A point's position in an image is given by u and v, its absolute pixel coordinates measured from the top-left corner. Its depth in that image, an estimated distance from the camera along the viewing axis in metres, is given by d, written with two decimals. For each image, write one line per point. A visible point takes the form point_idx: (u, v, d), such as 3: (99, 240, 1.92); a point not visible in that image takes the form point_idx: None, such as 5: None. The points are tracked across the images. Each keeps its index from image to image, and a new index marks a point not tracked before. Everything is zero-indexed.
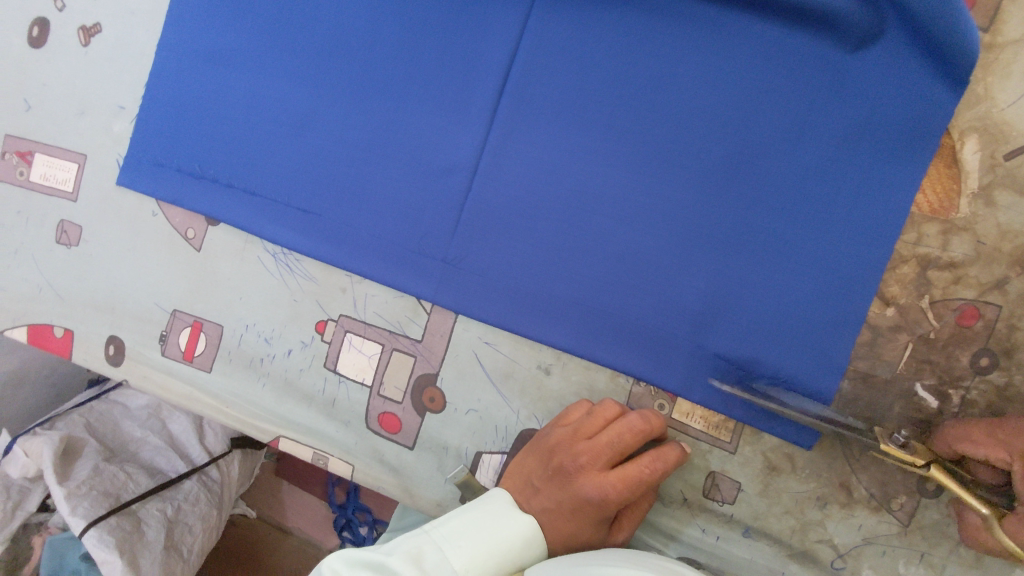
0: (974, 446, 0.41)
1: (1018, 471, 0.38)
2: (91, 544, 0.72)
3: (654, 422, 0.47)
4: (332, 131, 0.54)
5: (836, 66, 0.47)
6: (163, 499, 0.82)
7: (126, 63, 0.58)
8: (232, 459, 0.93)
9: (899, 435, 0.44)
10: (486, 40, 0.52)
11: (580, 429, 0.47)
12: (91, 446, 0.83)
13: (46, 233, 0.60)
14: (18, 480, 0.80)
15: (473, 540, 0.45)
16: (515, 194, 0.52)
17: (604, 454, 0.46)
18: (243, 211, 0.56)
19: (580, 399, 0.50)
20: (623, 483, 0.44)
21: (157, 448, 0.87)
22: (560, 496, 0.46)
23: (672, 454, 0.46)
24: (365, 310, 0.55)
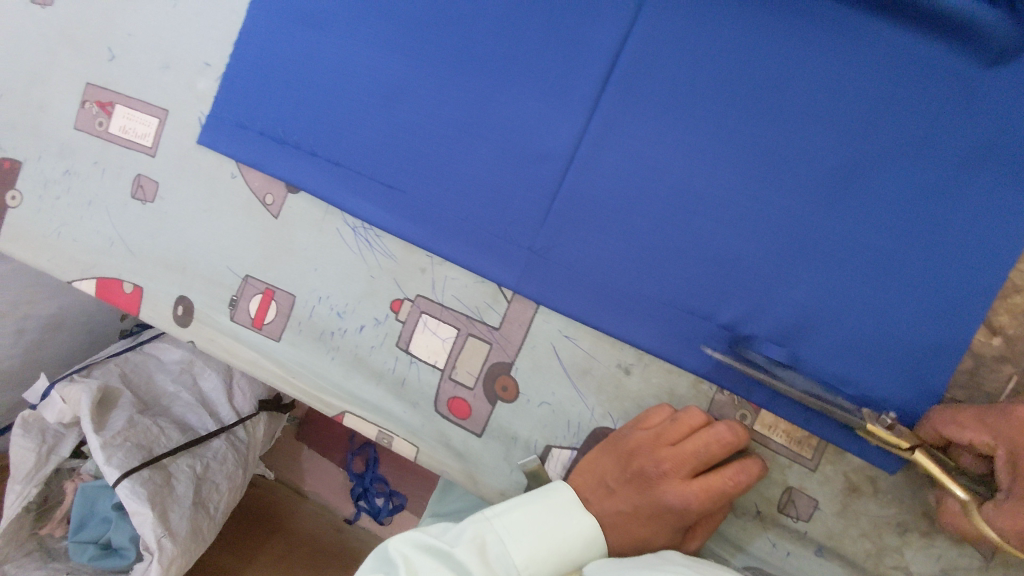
0: (961, 430, 0.41)
1: (1003, 458, 0.39)
2: (123, 494, 0.72)
3: (741, 435, 0.46)
4: (425, 106, 0.53)
5: (967, 81, 0.45)
6: (193, 455, 0.82)
7: (216, 20, 0.57)
8: (259, 420, 0.93)
9: (886, 417, 0.45)
10: (595, 23, 0.50)
11: (663, 434, 0.46)
12: (125, 398, 0.82)
13: (122, 187, 0.59)
14: (54, 425, 0.79)
15: (538, 536, 0.44)
16: (611, 187, 0.50)
17: (688, 462, 0.45)
18: (326, 181, 0.55)
19: (662, 405, 0.49)
20: (706, 493, 0.44)
21: (188, 404, 0.87)
22: (636, 499, 0.46)
23: (755, 468, 0.46)
24: (443, 292, 0.54)
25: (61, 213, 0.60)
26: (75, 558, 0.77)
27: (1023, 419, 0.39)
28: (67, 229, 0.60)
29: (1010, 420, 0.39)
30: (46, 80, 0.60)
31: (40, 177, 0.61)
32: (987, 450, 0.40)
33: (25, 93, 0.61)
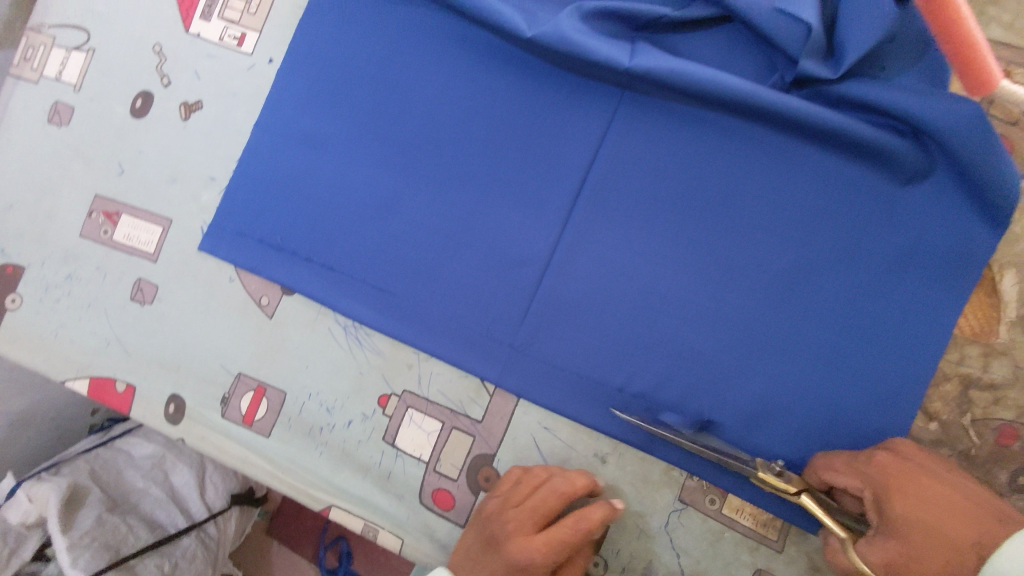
0: (837, 474, 0.46)
1: (869, 499, 0.44)
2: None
3: (578, 485, 0.50)
4: (413, 217, 0.58)
5: (887, 198, 0.52)
6: (161, 555, 0.80)
7: (222, 140, 0.63)
8: (230, 515, 0.91)
9: (776, 465, 0.48)
10: (566, 146, 0.57)
11: (509, 498, 0.49)
12: (94, 495, 0.80)
13: (122, 290, 0.62)
14: (16, 527, 0.76)
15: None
16: (584, 289, 0.55)
17: (530, 518, 0.48)
18: (319, 284, 0.59)
19: (512, 467, 0.52)
20: (548, 545, 0.46)
21: (158, 501, 0.85)
22: (492, 565, 0.47)
23: (598, 514, 0.48)
24: (429, 388, 0.57)
25: (60, 315, 0.63)
26: None
27: (884, 464, 0.45)
28: (65, 330, 0.63)
29: (875, 465, 0.45)
30: (58, 192, 0.65)
31: (42, 281, 0.64)
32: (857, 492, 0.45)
33: (36, 204, 0.65)
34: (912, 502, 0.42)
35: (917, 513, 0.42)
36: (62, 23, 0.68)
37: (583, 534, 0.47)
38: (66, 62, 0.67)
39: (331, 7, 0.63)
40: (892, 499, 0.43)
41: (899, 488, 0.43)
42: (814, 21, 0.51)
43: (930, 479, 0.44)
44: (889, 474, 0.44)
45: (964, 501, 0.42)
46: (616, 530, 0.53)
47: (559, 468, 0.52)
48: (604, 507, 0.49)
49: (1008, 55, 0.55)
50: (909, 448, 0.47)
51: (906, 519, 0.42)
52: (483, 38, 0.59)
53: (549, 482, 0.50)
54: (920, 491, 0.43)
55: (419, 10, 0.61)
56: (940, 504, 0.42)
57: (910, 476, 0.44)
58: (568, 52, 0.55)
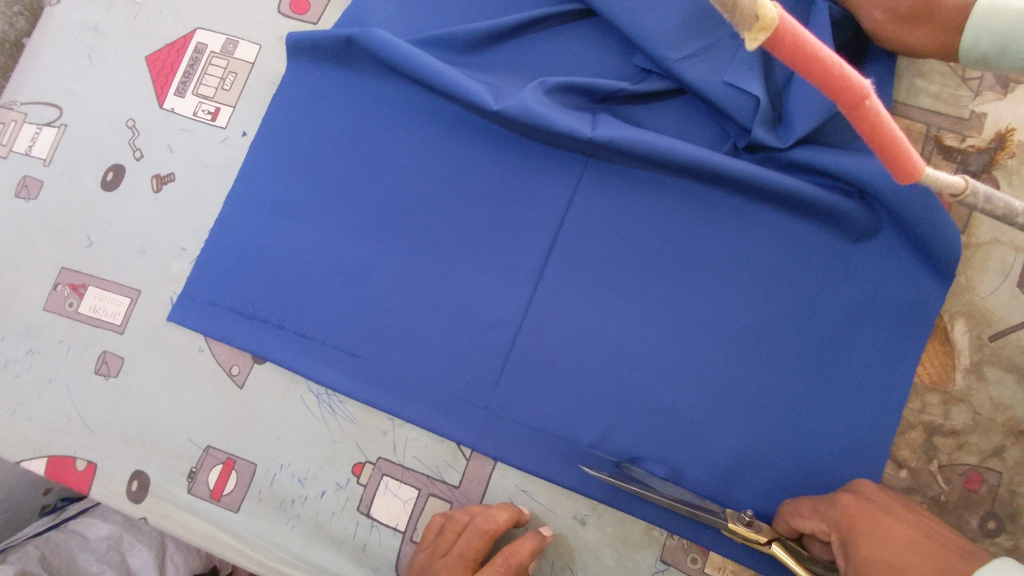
0: (804, 519, 0.47)
1: (836, 542, 0.44)
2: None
3: (499, 521, 0.51)
4: (387, 283, 0.59)
5: (841, 254, 0.55)
6: None
7: (194, 210, 0.63)
8: None
9: (746, 514, 0.48)
10: (535, 211, 0.59)
11: (435, 548, 0.51)
12: None
13: (86, 363, 0.61)
14: None
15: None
16: (556, 348, 0.56)
17: (458, 565, 0.50)
18: (292, 352, 0.58)
19: (435, 513, 0.54)
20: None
21: None
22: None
23: (526, 545, 0.50)
24: (404, 454, 0.57)
25: (18, 391, 0.61)
26: None
27: (848, 506, 0.45)
28: (23, 407, 0.61)
29: (838, 508, 0.45)
30: (23, 266, 0.64)
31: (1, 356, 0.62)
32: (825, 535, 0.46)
33: None
34: (876, 544, 0.42)
35: (880, 554, 0.41)
36: (35, 100, 0.69)
37: (513, 569, 0.49)
38: (37, 138, 0.68)
39: (305, 83, 0.65)
40: (855, 541, 0.43)
41: (862, 530, 0.43)
42: (760, 92, 0.55)
43: (891, 519, 0.44)
44: (851, 516, 0.44)
45: (925, 540, 0.42)
46: None
47: (483, 503, 0.54)
48: (530, 537, 0.51)
49: (939, 121, 0.59)
50: (871, 488, 0.47)
51: (871, 561, 0.41)
52: (451, 110, 0.62)
53: (471, 522, 0.52)
54: (882, 532, 0.43)
55: (389, 85, 0.63)
56: (902, 544, 0.42)
57: (872, 517, 0.44)
58: (534, 123, 0.57)
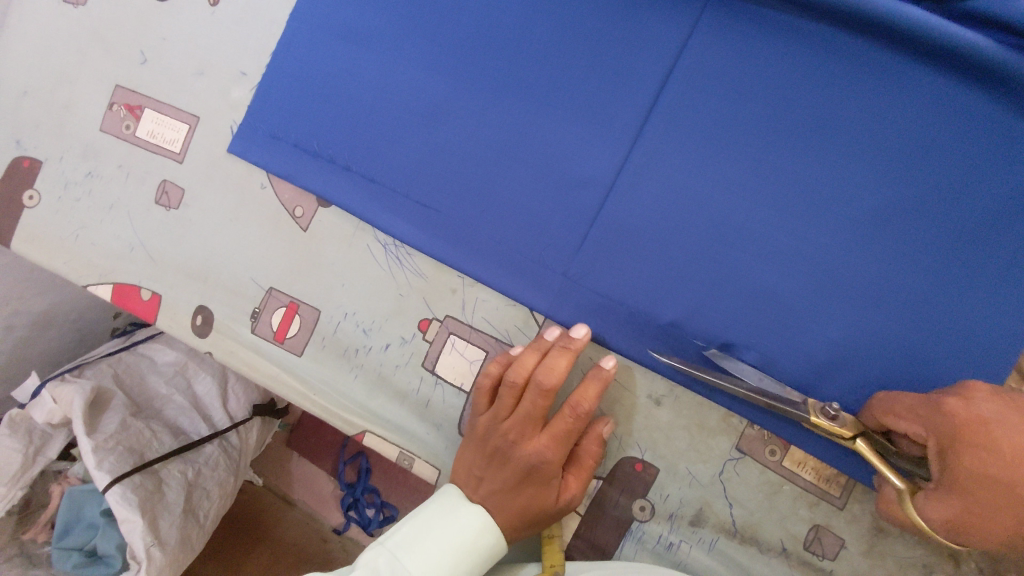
0: (898, 421, 0.42)
1: (933, 449, 0.39)
2: (114, 500, 0.75)
3: (559, 373, 0.47)
4: (466, 129, 0.53)
5: (1004, 132, 0.46)
6: (185, 461, 0.86)
7: (253, 29, 0.56)
8: (255, 425, 0.99)
9: (830, 406, 0.43)
10: (642, 55, 0.50)
11: (499, 410, 0.49)
12: (118, 400, 0.86)
13: (146, 192, 0.58)
14: (41, 426, 0.83)
15: (429, 542, 0.45)
16: (649, 217, 0.50)
17: (527, 424, 0.48)
18: (359, 196, 0.54)
19: (484, 375, 0.50)
20: (554, 441, 0.48)
21: (181, 409, 0.91)
22: (504, 474, 0.48)
23: (590, 392, 0.47)
24: (473, 314, 0.53)
25: (80, 216, 0.59)
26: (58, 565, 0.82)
27: (953, 412, 0.39)
28: (86, 232, 0.59)
29: (941, 412, 0.39)
30: (76, 81, 0.59)
31: (61, 178, 0.59)
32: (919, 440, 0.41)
33: (52, 92, 0.59)
34: (983, 457, 0.37)
35: (985, 468, 0.37)
36: None
37: (584, 419, 0.47)
38: None
39: None
40: (956, 454, 0.38)
41: (967, 441, 0.38)
42: None
43: (1007, 427, 0.37)
44: (956, 424, 0.38)
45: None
46: (666, 474, 0.51)
47: (534, 353, 0.49)
48: (594, 379, 0.48)
49: None
50: (984, 391, 0.40)
51: (970, 476, 0.38)
52: None
53: (530, 377, 0.48)
54: (993, 445, 0.37)
55: None
56: (1018, 459, 0.37)
57: (983, 425, 0.38)
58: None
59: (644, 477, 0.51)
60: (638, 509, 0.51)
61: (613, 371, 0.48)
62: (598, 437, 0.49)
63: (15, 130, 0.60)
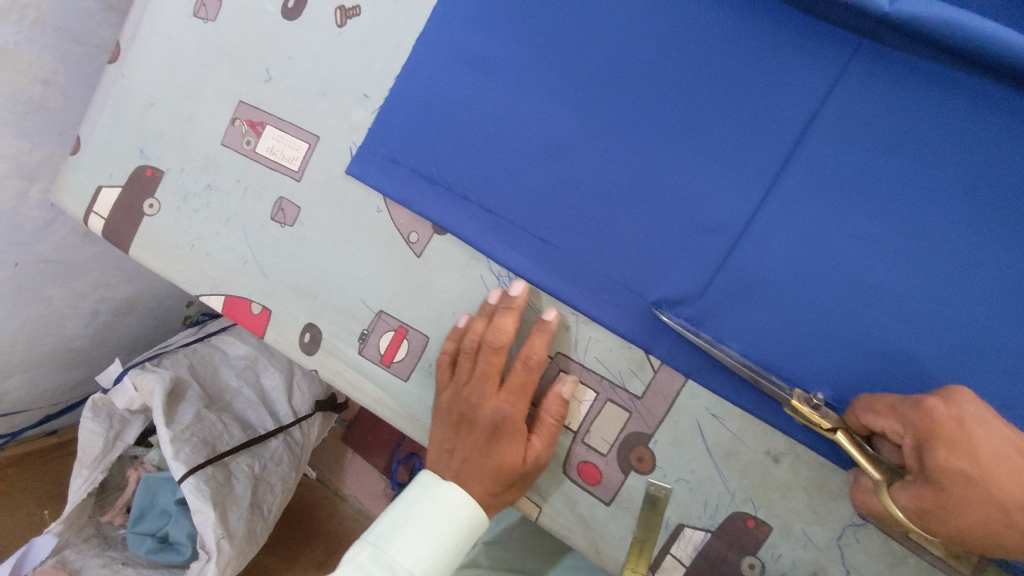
0: (877, 418, 0.43)
1: (909, 443, 0.40)
2: (190, 490, 0.93)
3: (508, 332, 0.50)
4: (591, 166, 0.52)
5: None
6: (251, 454, 1.06)
7: (378, 52, 0.56)
8: (312, 422, 1.19)
9: (815, 397, 0.45)
10: (785, 99, 0.48)
11: (458, 379, 0.53)
12: (192, 392, 1.06)
13: (263, 207, 0.59)
14: (120, 413, 1.06)
15: (409, 531, 0.50)
16: (780, 267, 0.49)
17: (486, 384, 0.51)
18: (475, 226, 0.54)
19: (441, 351, 0.53)
20: (511, 395, 0.51)
21: (250, 402, 1.13)
22: (471, 439, 0.52)
23: (535, 344, 0.51)
24: (586, 353, 0.53)
25: (197, 226, 0.60)
26: (135, 549, 1.02)
27: (932, 409, 0.39)
28: (201, 243, 0.60)
29: (920, 409, 0.39)
30: (200, 95, 0.60)
31: (180, 189, 0.61)
32: (897, 436, 0.41)
33: (176, 105, 0.61)
34: (958, 452, 0.37)
35: (958, 463, 0.37)
36: None
37: (536, 369, 0.51)
38: None
39: None
40: (932, 448, 0.38)
41: (945, 437, 0.38)
42: None
43: (986, 428, 0.38)
44: (935, 422, 0.38)
45: (1019, 458, 0.37)
46: (780, 534, 0.49)
47: (481, 319, 0.52)
48: (539, 332, 0.51)
49: None
50: (967, 393, 0.39)
51: (944, 469, 0.38)
52: None
53: (481, 340, 0.51)
54: (971, 443, 0.37)
55: None
56: (992, 455, 0.37)
57: (962, 425, 0.38)
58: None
59: (756, 534, 0.50)
60: (747, 566, 0.50)
61: (555, 321, 0.51)
62: (560, 398, 0.51)
63: (140, 139, 0.61)
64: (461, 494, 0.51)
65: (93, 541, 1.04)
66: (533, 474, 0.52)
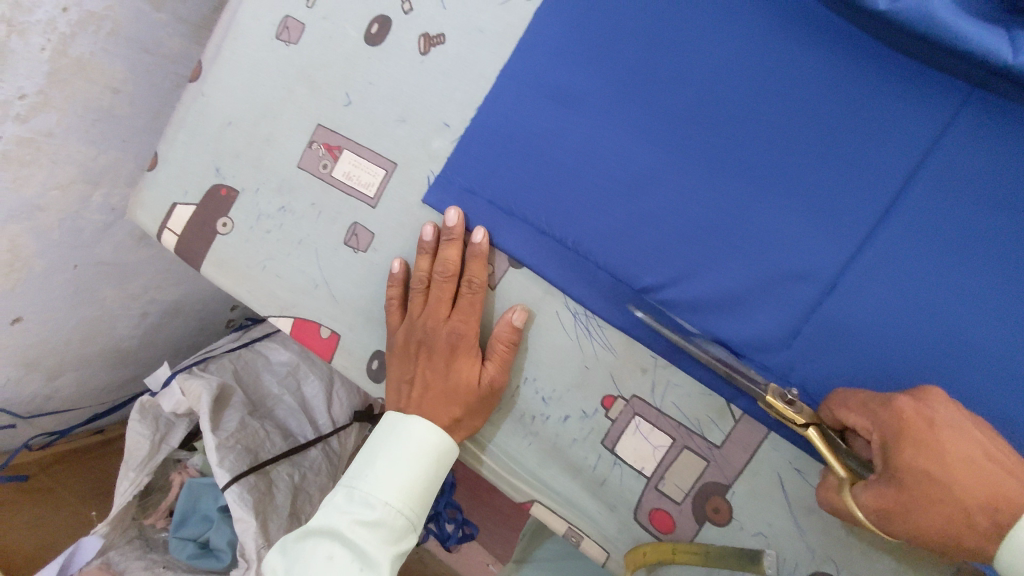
0: (850, 415, 0.43)
1: (876, 442, 0.41)
2: (233, 498, 0.93)
3: (454, 262, 0.54)
4: (674, 206, 0.50)
5: None
6: (292, 464, 1.06)
7: (461, 81, 0.56)
8: (351, 431, 1.19)
9: (790, 392, 0.45)
10: (887, 147, 0.46)
11: (410, 313, 0.55)
12: (236, 399, 1.07)
13: (336, 232, 0.58)
14: (167, 416, 1.07)
15: (380, 467, 0.52)
16: (874, 320, 0.47)
17: (438, 313, 0.54)
18: (552, 261, 0.53)
19: (389, 295, 0.56)
20: (460, 320, 0.54)
21: (291, 411, 1.14)
22: (430, 365, 0.54)
23: (475, 267, 0.53)
24: (662, 398, 0.51)
25: (268, 247, 0.60)
26: (176, 553, 1.02)
27: (902, 408, 0.40)
28: (272, 265, 0.60)
29: (889, 409, 0.40)
30: (279, 117, 0.60)
31: (254, 209, 0.61)
32: (866, 434, 0.42)
33: (255, 125, 0.61)
34: (926, 454, 0.38)
35: (922, 464, 0.38)
36: None
37: (480, 290, 0.53)
38: None
39: None
40: (898, 449, 0.39)
41: (913, 438, 0.39)
42: None
43: (954, 432, 0.39)
44: (905, 421, 0.39)
45: (987, 463, 0.38)
46: None
47: (425, 256, 0.55)
48: (480, 257, 0.53)
49: None
50: (941, 394, 0.41)
51: (907, 469, 0.39)
52: None
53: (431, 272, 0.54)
54: (937, 443, 0.38)
55: None
56: (956, 457, 0.38)
57: (931, 425, 0.39)
58: (931, 38, 0.42)
59: None
60: None
61: (485, 241, 0.53)
62: (509, 326, 0.53)
63: (217, 158, 0.62)
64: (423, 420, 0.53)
65: (136, 544, 1.05)
66: (490, 398, 0.54)
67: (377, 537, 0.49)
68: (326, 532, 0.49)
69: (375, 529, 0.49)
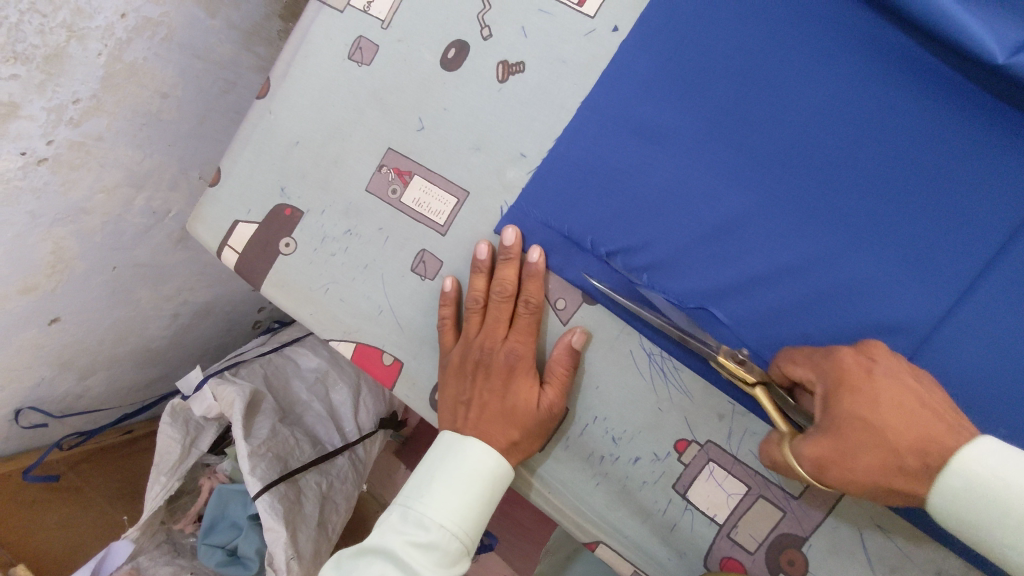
0: (795, 368, 0.45)
1: (820, 393, 0.42)
2: (263, 506, 0.92)
3: (510, 281, 0.53)
4: (761, 250, 0.49)
5: None
6: (320, 473, 1.05)
7: (540, 111, 0.55)
8: (376, 440, 1.18)
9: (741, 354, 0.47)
10: (989, 202, 0.45)
11: (465, 332, 0.55)
12: (267, 405, 1.05)
13: (403, 258, 0.58)
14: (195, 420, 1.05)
15: (435, 488, 0.51)
16: (971, 379, 0.45)
17: (495, 333, 0.54)
18: (629, 300, 0.52)
19: (442, 315, 0.56)
20: (517, 340, 0.53)
21: (319, 417, 1.12)
22: (486, 386, 0.53)
23: (533, 287, 0.53)
24: (740, 445, 0.50)
25: (333, 270, 0.59)
26: (205, 559, 1.02)
27: (843, 361, 0.42)
28: (335, 288, 0.59)
29: (834, 361, 0.42)
30: (349, 138, 0.59)
31: (319, 231, 0.60)
32: (811, 385, 0.44)
33: (323, 146, 0.60)
34: (858, 398, 0.40)
35: (857, 409, 0.40)
36: None
37: (537, 311, 0.53)
38: None
39: None
40: (839, 397, 0.41)
41: (850, 386, 0.41)
42: None
43: (890, 381, 0.40)
44: (845, 371, 0.41)
45: (921, 409, 0.39)
46: None
47: (481, 275, 0.54)
48: (537, 277, 0.53)
49: None
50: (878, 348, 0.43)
51: (846, 415, 0.40)
52: (903, 42, 0.46)
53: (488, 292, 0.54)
54: (872, 390, 0.40)
55: None
56: (889, 404, 0.39)
57: (868, 376, 0.41)
58: None
59: None
60: None
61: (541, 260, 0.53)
62: (568, 347, 0.52)
63: (282, 177, 0.61)
64: (480, 441, 0.52)
65: (165, 548, 1.05)
66: (548, 422, 0.52)
67: (430, 560, 0.48)
68: (380, 550, 0.49)
69: (428, 551, 0.48)
